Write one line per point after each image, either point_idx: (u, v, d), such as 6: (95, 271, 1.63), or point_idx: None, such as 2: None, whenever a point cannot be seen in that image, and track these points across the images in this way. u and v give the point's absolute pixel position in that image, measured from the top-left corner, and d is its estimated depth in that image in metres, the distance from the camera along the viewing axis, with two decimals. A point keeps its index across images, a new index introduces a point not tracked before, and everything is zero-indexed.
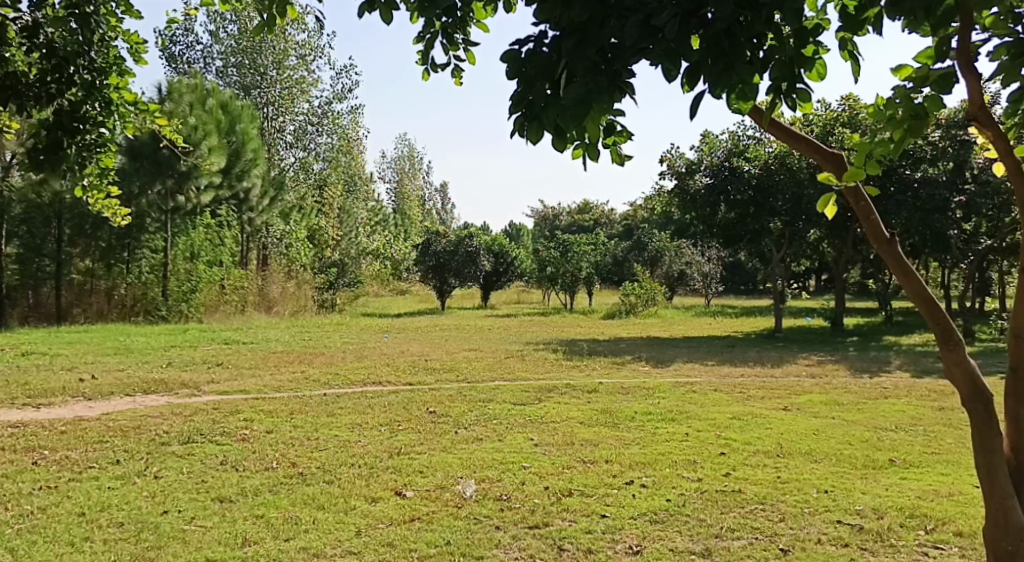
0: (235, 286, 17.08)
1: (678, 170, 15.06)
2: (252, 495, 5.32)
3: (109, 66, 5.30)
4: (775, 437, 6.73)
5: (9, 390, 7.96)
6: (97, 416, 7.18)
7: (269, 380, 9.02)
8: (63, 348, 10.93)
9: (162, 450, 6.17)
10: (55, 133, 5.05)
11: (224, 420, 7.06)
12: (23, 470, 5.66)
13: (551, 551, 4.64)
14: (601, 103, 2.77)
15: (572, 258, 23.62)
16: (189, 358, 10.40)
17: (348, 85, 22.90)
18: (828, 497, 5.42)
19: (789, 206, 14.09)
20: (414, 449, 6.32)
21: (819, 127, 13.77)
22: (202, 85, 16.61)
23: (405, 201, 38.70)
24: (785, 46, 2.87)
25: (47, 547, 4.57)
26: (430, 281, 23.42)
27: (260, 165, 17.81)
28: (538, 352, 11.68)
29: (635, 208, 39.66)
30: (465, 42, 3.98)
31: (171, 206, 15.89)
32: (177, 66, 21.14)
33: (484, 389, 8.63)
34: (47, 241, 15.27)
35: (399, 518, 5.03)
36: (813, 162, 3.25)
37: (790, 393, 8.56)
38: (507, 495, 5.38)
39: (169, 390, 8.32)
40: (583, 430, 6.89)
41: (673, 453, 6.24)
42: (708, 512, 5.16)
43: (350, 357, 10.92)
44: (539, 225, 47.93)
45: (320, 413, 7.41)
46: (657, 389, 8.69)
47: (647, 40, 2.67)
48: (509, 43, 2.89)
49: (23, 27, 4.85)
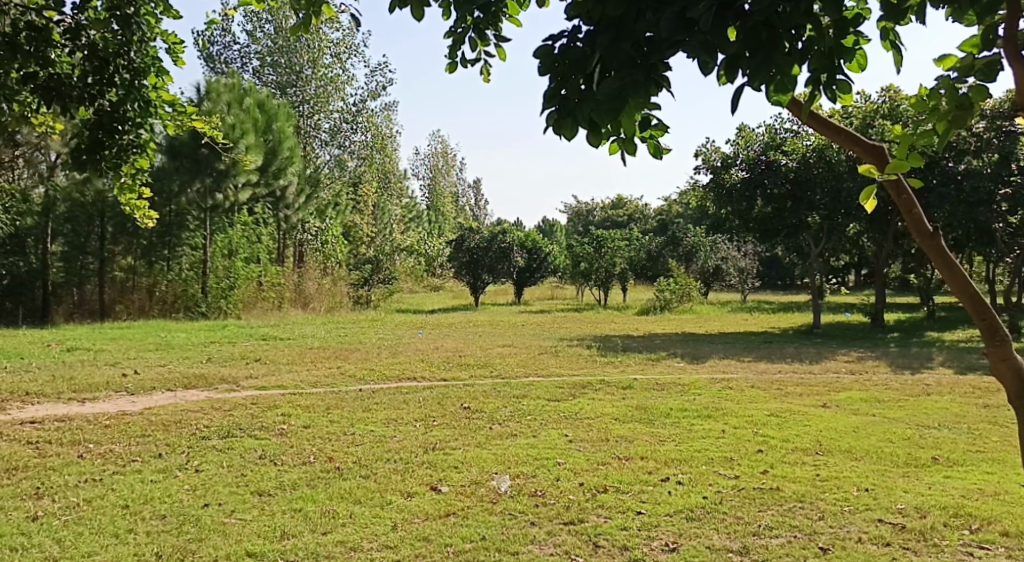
0: (272, 283, 17.25)
1: (714, 164, 14.92)
2: (289, 489, 5.38)
3: (148, 66, 5.33)
4: (814, 434, 6.66)
5: (54, 384, 8.11)
6: (139, 410, 7.30)
7: (305, 376, 9.11)
8: (105, 344, 11.12)
9: (203, 444, 6.26)
10: (96, 133, 5.18)
11: (262, 415, 7.14)
12: (69, 463, 5.77)
13: (586, 547, 4.64)
14: (638, 99, 2.75)
15: (606, 254, 23.53)
16: (227, 354, 10.53)
17: (382, 82, 23.01)
18: (868, 495, 5.35)
19: (827, 200, 13.92)
20: (448, 444, 6.35)
21: (858, 119, 13.57)
22: (240, 85, 16.80)
23: (438, 198, 38.81)
24: (825, 36, 2.83)
25: (93, 538, 4.66)
26: (464, 277, 23.46)
27: (296, 163, 17.97)
28: (572, 348, 11.66)
29: (669, 203, 39.42)
30: (496, 38, 3.99)
31: (210, 204, 16.14)
32: (215, 66, 21.43)
33: (519, 385, 8.63)
34: (91, 239, 15.53)
35: (435, 512, 5.05)
36: (854, 154, 3.18)
37: (829, 390, 8.47)
38: (542, 491, 5.38)
39: (209, 385, 8.43)
40: (618, 427, 6.87)
41: (709, 450, 6.20)
42: (746, 510, 5.11)
43: (384, 353, 10.97)
44: (572, 220, 47.81)
45: (356, 408, 7.46)
46: (693, 385, 8.64)
47: (682, 34, 2.66)
48: (542, 39, 2.92)
49: (66, 29, 4.87)
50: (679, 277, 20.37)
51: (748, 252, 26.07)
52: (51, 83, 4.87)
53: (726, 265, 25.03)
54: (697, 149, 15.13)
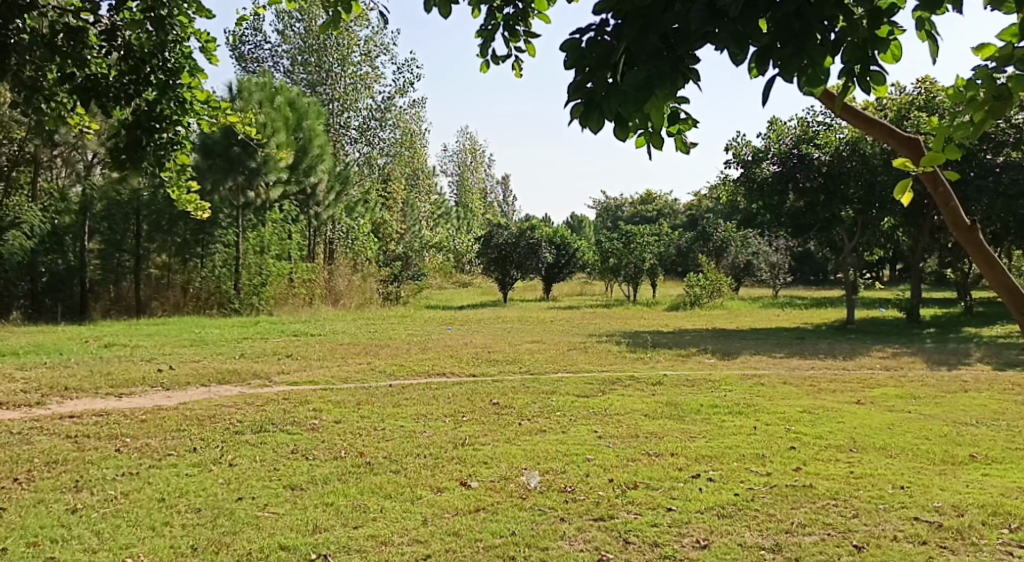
0: (303, 280, 17.41)
1: (745, 158, 14.83)
2: (321, 483, 5.43)
3: (181, 65, 5.37)
4: (848, 431, 6.59)
5: (92, 380, 8.24)
6: (174, 405, 7.41)
7: (337, 371, 9.18)
8: (142, 340, 11.26)
9: (236, 439, 6.34)
10: (134, 132, 5.26)
11: (294, 410, 7.20)
12: (107, 457, 5.86)
13: (617, 543, 4.63)
14: (664, 90, 2.79)
15: (636, 250, 23.36)
16: (260, 350, 10.63)
17: (410, 78, 23.05)
18: (904, 493, 5.29)
19: (861, 194, 13.73)
20: (478, 440, 6.36)
21: (893, 111, 13.39)
22: (272, 84, 16.98)
23: (467, 195, 38.88)
24: (858, 27, 2.82)
25: (130, 530, 4.73)
26: (492, 274, 23.48)
27: (327, 161, 18.05)
28: (601, 344, 11.64)
29: (699, 199, 39.18)
30: (526, 34, 4.04)
31: (242, 201, 16.28)
32: (247, 65, 21.70)
33: (548, 381, 8.64)
34: (127, 236, 15.72)
35: (465, 507, 5.06)
36: (888, 147, 3.13)
37: (864, 386, 8.37)
38: (572, 487, 5.37)
39: (242, 381, 8.51)
40: (647, 422, 6.86)
41: (741, 447, 6.15)
42: (779, 507, 5.07)
43: (414, 349, 11.03)
44: (601, 216, 47.73)
45: (387, 404, 7.51)
46: (724, 381, 8.60)
47: (713, 24, 2.67)
48: (569, 32, 2.94)
49: (102, 30, 4.97)
50: (710, 273, 20.20)
51: (779, 247, 26.00)
52: (88, 82, 5.00)
53: (758, 260, 24.81)
54: (727, 144, 15.03)
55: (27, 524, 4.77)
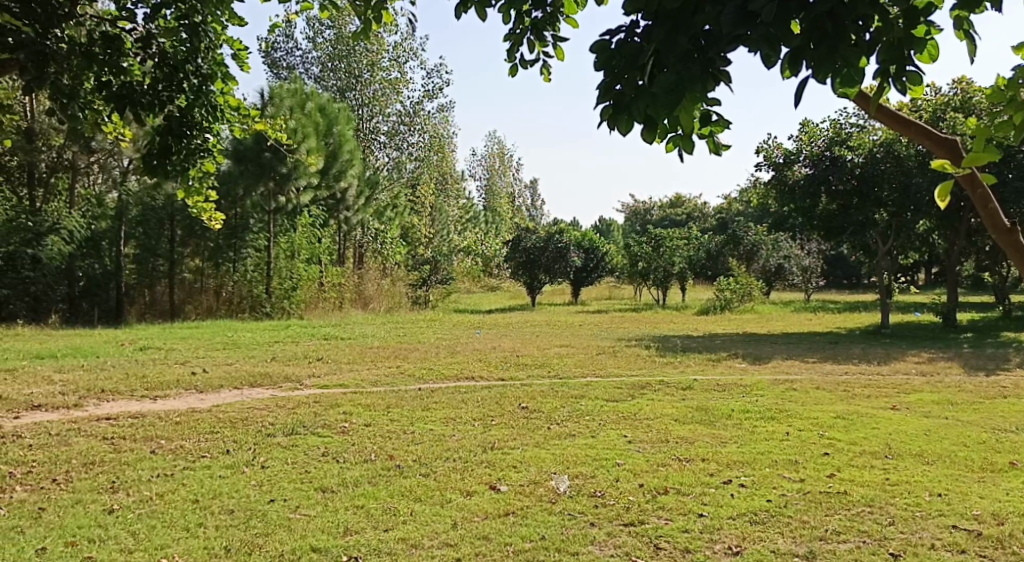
0: (333, 283, 17.53)
1: (776, 161, 14.71)
2: (352, 486, 5.44)
3: (214, 72, 5.47)
4: (883, 437, 6.51)
5: (128, 382, 8.35)
6: (207, 407, 7.50)
7: (366, 375, 9.23)
8: (176, 343, 11.39)
9: (268, 441, 6.38)
10: (166, 138, 5.28)
11: (325, 413, 7.26)
12: (142, 458, 5.93)
13: (647, 549, 4.60)
14: (694, 91, 2.83)
15: (665, 253, 23.27)
16: (291, 353, 10.71)
17: (439, 84, 23.14)
18: (942, 500, 5.20)
19: (895, 197, 13.56)
20: (508, 443, 6.37)
21: (928, 112, 13.21)
22: (303, 90, 17.12)
23: (495, 199, 38.93)
24: (893, 27, 2.80)
25: (165, 531, 4.78)
26: (521, 277, 23.46)
27: (357, 166, 18.16)
28: (630, 348, 11.60)
29: (729, 201, 38.89)
30: (554, 38, 4.10)
31: (274, 205, 16.47)
32: (278, 72, 21.99)
33: (577, 385, 8.61)
34: (161, 241, 15.91)
35: (494, 511, 5.06)
36: (924, 147, 3.11)
37: (899, 392, 8.25)
38: (602, 491, 5.35)
39: (274, 384, 8.59)
40: (678, 427, 6.81)
41: (773, 453, 6.10)
42: (812, 513, 5.02)
43: (443, 353, 11.06)
44: (630, 220, 47.65)
45: (416, 408, 7.53)
46: (756, 386, 8.53)
47: (745, 26, 2.69)
48: (599, 34, 2.98)
49: (137, 37, 5.09)
50: (740, 277, 20.04)
51: (811, 251, 25.73)
52: (123, 90, 4.97)
53: (789, 263, 24.61)
54: (758, 146, 14.93)
55: (66, 524, 4.84)
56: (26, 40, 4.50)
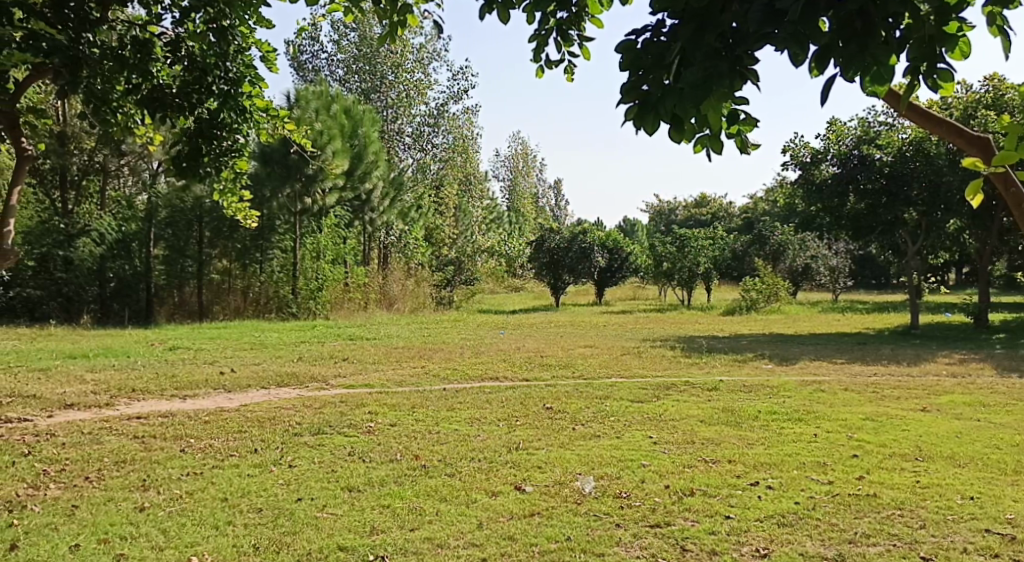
0: (358, 284, 17.59)
1: (803, 160, 14.59)
2: (378, 485, 5.47)
3: (242, 75, 5.48)
4: (914, 439, 6.43)
5: (158, 381, 8.46)
6: (236, 406, 7.57)
7: (391, 374, 9.29)
8: (205, 343, 11.52)
9: (295, 441, 6.43)
10: (195, 140, 5.47)
11: (351, 413, 7.29)
12: (172, 457, 5.99)
13: (673, 551, 4.58)
14: (722, 88, 2.81)
15: (690, 253, 23.16)
16: (317, 353, 10.80)
17: (464, 85, 23.20)
18: (974, 504, 5.13)
19: (925, 195, 13.38)
20: (533, 444, 6.36)
21: (959, 110, 13.02)
22: (328, 92, 17.26)
23: (519, 199, 38.98)
24: (925, 23, 2.77)
25: (194, 528, 4.83)
26: (544, 278, 23.46)
27: (382, 167, 18.23)
28: (655, 349, 11.56)
29: (755, 201, 38.65)
30: (579, 38, 4.11)
31: (299, 207, 16.53)
32: (304, 74, 22.20)
33: (602, 386, 8.59)
34: (190, 242, 16.10)
35: (520, 511, 5.06)
36: (956, 147, 3.11)
37: (929, 393, 8.15)
38: (627, 492, 5.34)
39: (301, 383, 8.66)
40: (704, 428, 6.77)
41: (801, 454, 6.06)
42: (842, 516, 4.97)
43: (467, 353, 11.08)
44: (655, 220, 47.59)
45: (441, 408, 7.55)
46: (783, 387, 8.47)
47: (772, 25, 2.69)
48: (625, 35, 3.00)
49: (167, 42, 5.20)
50: (767, 277, 19.90)
51: (839, 251, 25.46)
52: (154, 93, 5.13)
53: (816, 263, 24.39)
54: (785, 145, 14.81)
55: (98, 521, 4.90)
56: (60, 44, 4.51)
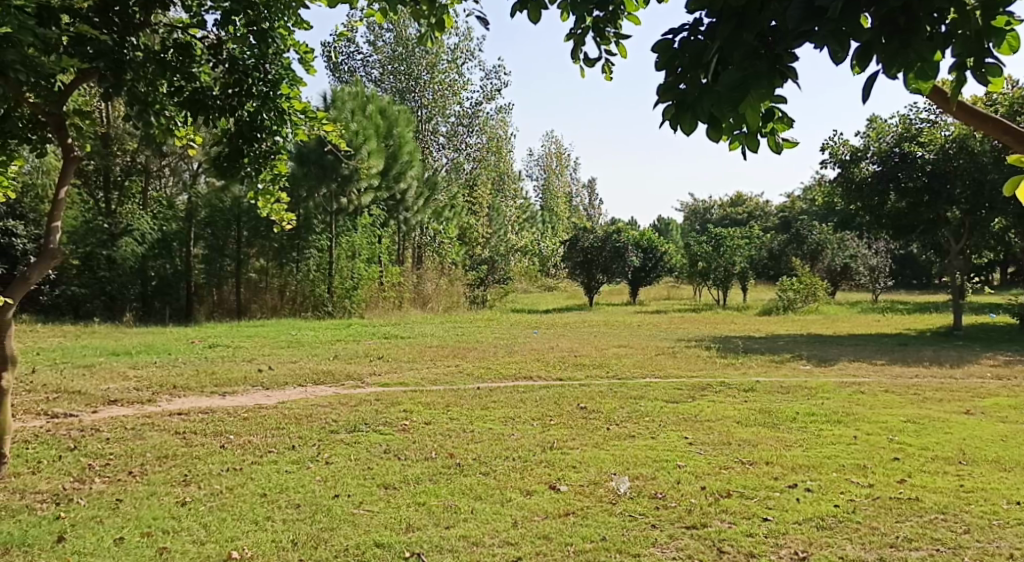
0: (392, 283, 17.47)
1: (842, 157, 14.40)
2: (414, 483, 5.50)
3: (281, 76, 5.36)
4: (957, 443, 6.31)
5: (199, 378, 8.57)
6: (274, 404, 7.63)
7: (426, 373, 9.32)
8: (243, 341, 11.65)
9: (332, 438, 6.48)
10: (236, 141, 5.57)
11: (386, 411, 7.32)
12: (213, 452, 6.08)
13: (710, 553, 4.55)
14: (761, 89, 2.79)
15: (725, 252, 22.92)
16: (353, 351, 10.89)
17: (498, 85, 23.18)
18: (1019, 509, 5.03)
19: (969, 194, 13.11)
20: (567, 444, 6.35)
21: (1005, 106, 12.74)
22: (363, 93, 17.36)
23: (552, 199, 38.90)
24: (972, 19, 2.72)
25: (234, 523, 4.88)
26: (578, 277, 23.37)
27: (416, 167, 18.25)
28: (690, 349, 11.47)
29: (793, 201, 38.19)
30: (616, 36, 4.09)
31: (336, 207, 16.67)
32: (340, 75, 22.38)
33: (636, 386, 8.54)
34: (229, 242, 16.30)
35: (554, 511, 5.05)
36: (1004, 143, 3.06)
37: (973, 396, 7.99)
38: (663, 493, 5.30)
39: (336, 381, 8.71)
40: (741, 430, 6.72)
41: (840, 457, 5.97)
42: (882, 520, 4.90)
43: (501, 352, 11.08)
44: (690, 220, 47.27)
45: (475, 406, 7.58)
46: (821, 389, 8.36)
47: (812, 22, 2.66)
48: (661, 34, 2.99)
49: (209, 45, 5.30)
50: (804, 277, 19.66)
51: (879, 250, 25.04)
52: (196, 95, 5.32)
53: (855, 263, 24.03)
54: (822, 143, 14.63)
55: (142, 515, 4.98)
56: (105, 48, 4.65)
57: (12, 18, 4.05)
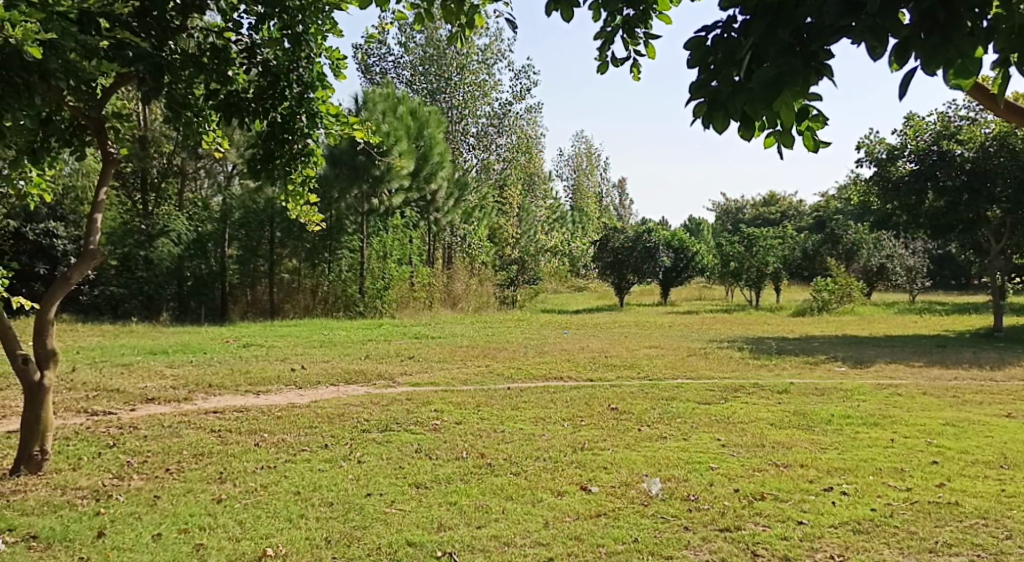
0: (424, 283, 17.45)
1: (878, 156, 14.23)
2: (445, 483, 5.50)
3: (313, 81, 5.46)
4: (998, 446, 6.19)
5: (233, 377, 8.66)
6: (307, 402, 7.70)
7: (456, 373, 9.35)
8: (275, 340, 11.78)
9: (364, 437, 6.51)
10: (268, 143, 5.61)
11: (417, 411, 7.34)
12: (247, 451, 6.13)
13: (744, 556, 4.50)
14: (795, 87, 2.75)
15: (758, 252, 22.69)
16: (384, 351, 10.95)
17: (528, 85, 23.20)
18: None
19: (1010, 192, 12.87)
20: (598, 444, 6.32)
21: None
22: (394, 94, 17.43)
23: (583, 199, 38.85)
24: (1014, 13, 2.69)
25: (269, 521, 4.92)
26: (608, 277, 23.24)
27: (446, 168, 18.22)
28: (722, 350, 11.38)
29: (828, 200, 37.77)
30: (646, 35, 4.07)
31: (367, 207, 16.84)
32: (372, 76, 22.52)
33: (668, 387, 8.49)
34: (262, 242, 16.49)
35: (585, 512, 5.03)
36: None
37: (1014, 399, 7.84)
38: (695, 495, 5.25)
39: (368, 381, 8.74)
40: (774, 431, 6.65)
41: (877, 460, 5.87)
42: (921, 525, 4.82)
43: (531, 352, 11.08)
44: (722, 219, 46.96)
45: (506, 406, 7.58)
46: (857, 391, 8.25)
47: (849, 18, 2.62)
48: (694, 31, 2.98)
49: (243, 48, 5.30)
50: (839, 277, 19.43)
51: (916, 250, 24.68)
52: (230, 98, 5.42)
53: (892, 263, 23.70)
54: (858, 142, 14.46)
55: (178, 512, 5.04)
56: (144, 52, 4.70)
57: (55, 23, 4.12)
